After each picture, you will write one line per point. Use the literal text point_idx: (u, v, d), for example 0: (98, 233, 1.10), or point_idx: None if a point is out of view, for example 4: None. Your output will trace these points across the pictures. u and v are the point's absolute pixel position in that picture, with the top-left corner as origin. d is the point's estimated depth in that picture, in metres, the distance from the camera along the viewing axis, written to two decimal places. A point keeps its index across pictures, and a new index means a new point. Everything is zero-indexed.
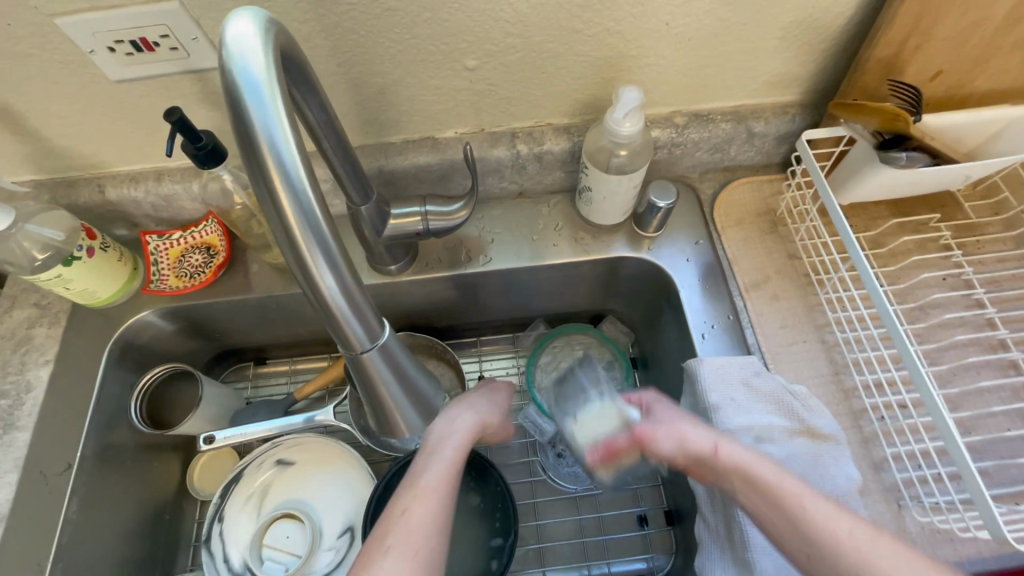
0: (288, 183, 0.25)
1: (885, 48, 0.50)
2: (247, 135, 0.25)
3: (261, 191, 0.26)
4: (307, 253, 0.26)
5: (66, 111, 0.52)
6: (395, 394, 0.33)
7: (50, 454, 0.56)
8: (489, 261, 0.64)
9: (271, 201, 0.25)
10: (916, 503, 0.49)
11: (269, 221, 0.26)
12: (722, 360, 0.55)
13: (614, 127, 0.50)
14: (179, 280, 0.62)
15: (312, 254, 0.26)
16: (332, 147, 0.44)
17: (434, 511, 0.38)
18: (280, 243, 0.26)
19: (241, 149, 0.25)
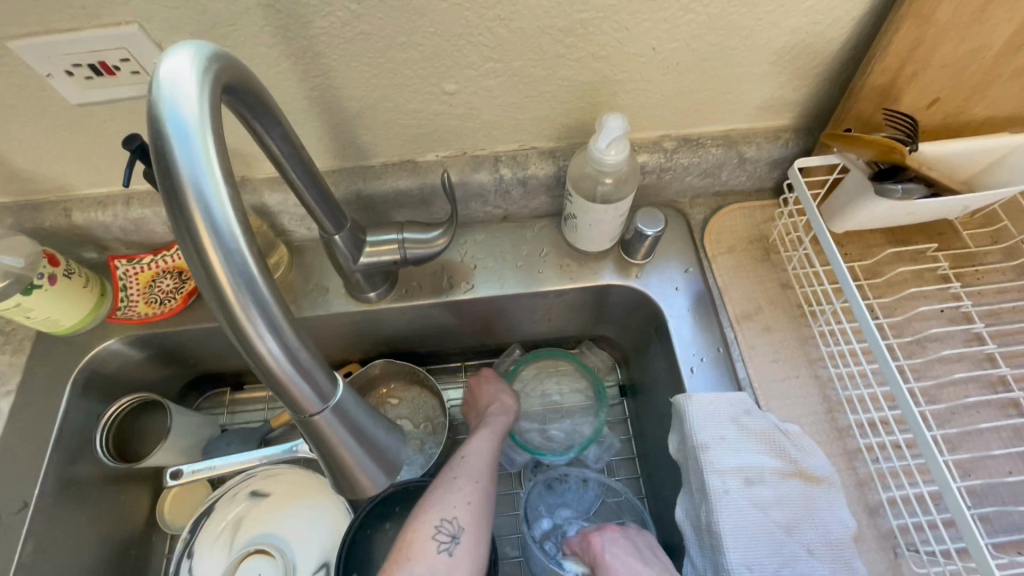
0: (219, 238, 0.23)
1: (880, 75, 0.48)
2: (173, 184, 0.23)
3: (190, 246, 0.23)
4: (242, 315, 0.23)
5: (26, 135, 0.50)
6: (355, 454, 0.31)
7: (7, 491, 0.53)
8: (472, 288, 0.62)
9: (200, 257, 0.23)
10: (913, 551, 0.47)
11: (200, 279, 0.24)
12: (711, 396, 0.52)
13: (598, 156, 0.48)
14: (147, 307, 0.60)
15: (245, 315, 0.24)
16: (299, 178, 0.42)
17: (480, 488, 0.54)
18: (211, 302, 0.24)
19: (168, 201, 0.23)
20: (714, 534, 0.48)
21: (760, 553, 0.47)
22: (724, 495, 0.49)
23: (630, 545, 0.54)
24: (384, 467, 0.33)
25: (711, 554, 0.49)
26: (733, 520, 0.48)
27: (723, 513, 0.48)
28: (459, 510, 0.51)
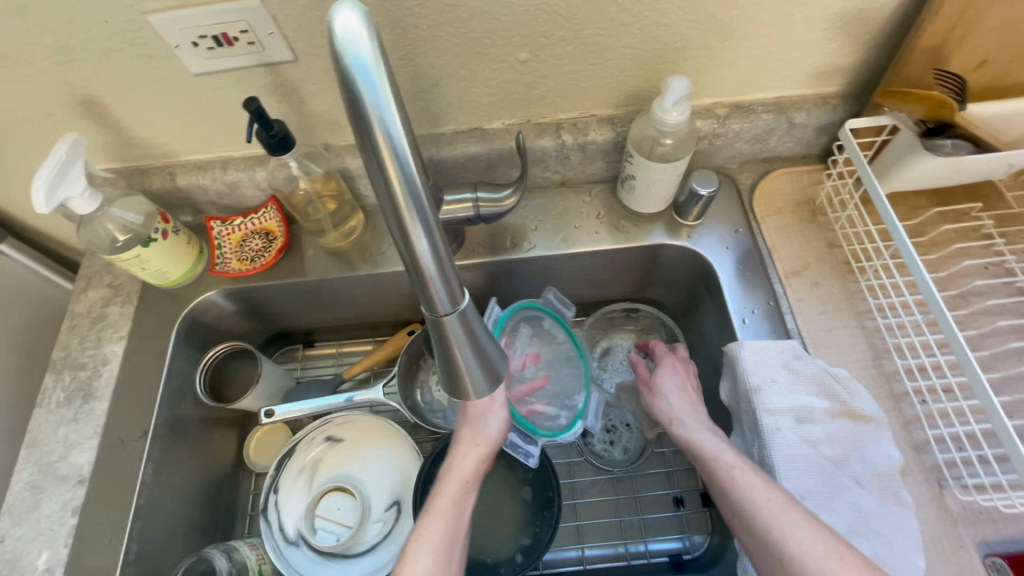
0: (398, 161, 0.30)
1: (930, 38, 0.51)
2: (359, 112, 0.29)
3: (370, 162, 0.30)
4: (410, 223, 0.32)
5: (145, 104, 0.56)
6: (467, 359, 0.39)
7: (128, 422, 0.60)
8: (532, 248, 0.67)
9: (383, 175, 0.30)
10: (959, 482, 0.50)
11: (378, 193, 0.31)
12: (763, 343, 0.56)
13: (662, 115, 0.52)
14: (241, 263, 0.65)
15: (411, 221, 0.32)
16: None
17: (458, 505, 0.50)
18: (384, 211, 0.31)
19: (356, 129, 0.29)
20: (768, 468, 0.52)
21: (811, 484, 0.51)
22: (778, 432, 0.53)
23: (677, 381, 0.61)
24: (487, 373, 0.41)
25: None
26: (785, 455, 0.52)
27: (776, 447, 0.52)
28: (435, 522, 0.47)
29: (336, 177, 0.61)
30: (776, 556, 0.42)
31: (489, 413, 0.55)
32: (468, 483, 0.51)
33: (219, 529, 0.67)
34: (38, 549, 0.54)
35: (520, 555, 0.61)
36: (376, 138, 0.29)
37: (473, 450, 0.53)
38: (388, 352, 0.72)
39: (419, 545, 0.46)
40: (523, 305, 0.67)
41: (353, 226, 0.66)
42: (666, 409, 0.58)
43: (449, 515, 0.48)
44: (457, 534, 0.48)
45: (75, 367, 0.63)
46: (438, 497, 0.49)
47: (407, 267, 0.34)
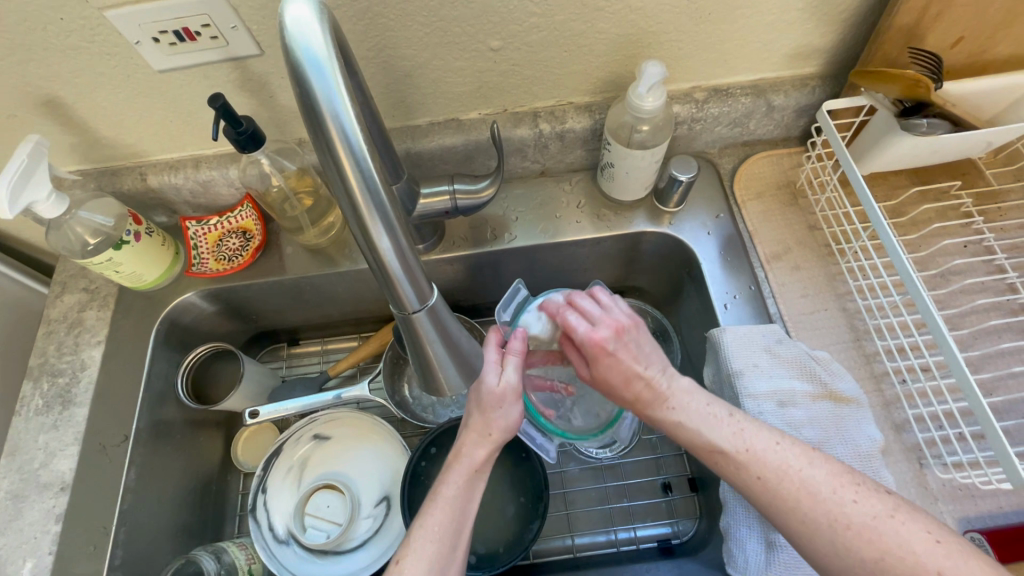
0: (353, 157, 0.30)
1: (906, 16, 0.51)
2: (313, 109, 0.29)
3: (327, 160, 0.30)
4: (369, 218, 0.31)
5: (109, 103, 0.55)
6: (438, 352, 0.39)
7: (110, 428, 0.60)
8: (513, 239, 0.66)
9: (340, 171, 0.30)
10: (938, 461, 0.51)
11: (336, 190, 0.31)
12: (744, 328, 0.56)
13: (637, 102, 0.52)
14: (218, 263, 0.65)
15: (372, 219, 0.31)
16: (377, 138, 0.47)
17: (466, 494, 0.48)
18: (344, 207, 0.31)
19: (311, 126, 0.29)
20: None
21: None
22: (760, 416, 0.53)
23: (630, 350, 0.50)
24: (461, 365, 0.42)
25: None
26: None
27: None
28: (439, 514, 0.46)
29: (311, 173, 0.61)
30: (744, 483, 0.43)
31: (505, 406, 0.51)
32: (477, 472, 0.49)
33: (208, 530, 0.66)
34: (22, 557, 0.54)
35: (474, 557, 0.60)
36: (331, 134, 0.29)
37: (483, 439, 0.50)
38: (374, 347, 0.71)
39: (417, 547, 0.44)
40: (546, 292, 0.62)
41: (331, 222, 0.65)
42: (620, 386, 0.50)
43: (451, 507, 0.47)
44: (462, 524, 0.47)
45: (53, 373, 0.62)
46: (443, 492, 0.48)
47: (372, 265, 0.34)
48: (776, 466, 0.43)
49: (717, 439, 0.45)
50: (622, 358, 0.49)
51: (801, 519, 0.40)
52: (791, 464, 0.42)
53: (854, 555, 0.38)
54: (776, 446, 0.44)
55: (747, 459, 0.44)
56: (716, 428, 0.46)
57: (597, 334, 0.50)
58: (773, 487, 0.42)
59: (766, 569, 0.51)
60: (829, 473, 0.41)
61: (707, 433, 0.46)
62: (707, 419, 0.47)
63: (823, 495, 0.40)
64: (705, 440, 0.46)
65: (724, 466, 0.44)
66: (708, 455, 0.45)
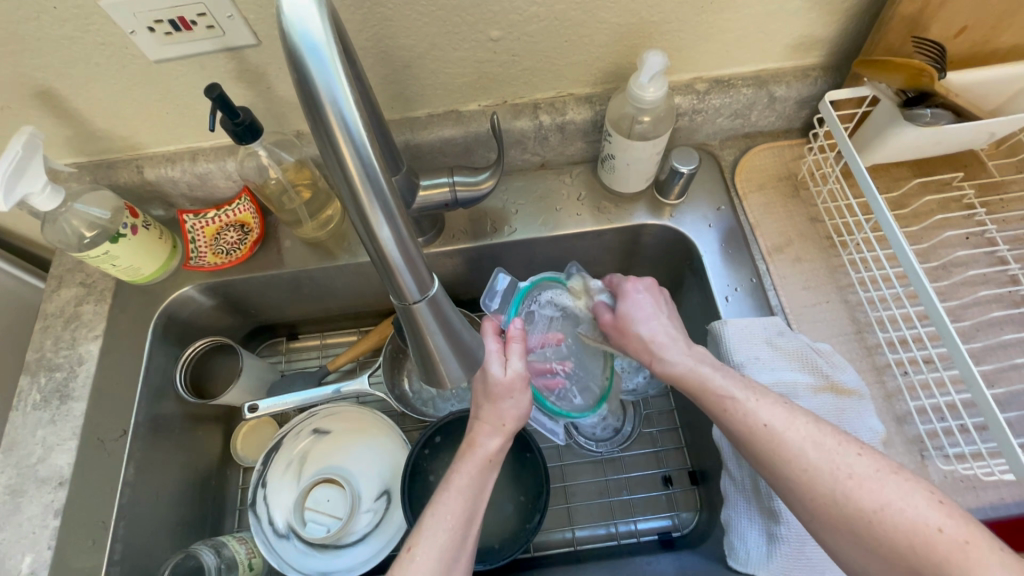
0: (353, 144, 0.29)
1: (909, 5, 0.50)
2: (312, 96, 0.28)
3: (326, 146, 0.30)
4: (368, 206, 0.31)
5: (104, 95, 0.54)
6: (439, 343, 0.39)
7: (108, 423, 0.60)
8: (513, 232, 0.66)
9: (338, 158, 0.29)
10: (940, 453, 0.50)
11: (335, 177, 0.31)
12: (746, 321, 0.56)
13: (638, 92, 0.51)
14: (216, 257, 0.64)
15: (372, 208, 0.31)
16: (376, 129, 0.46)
17: (478, 484, 0.48)
18: (344, 196, 0.31)
19: (309, 112, 0.29)
20: None
21: None
22: None
23: (652, 299, 0.57)
24: (461, 358, 0.41)
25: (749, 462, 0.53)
26: None
27: None
28: (450, 502, 0.46)
29: (309, 165, 0.60)
30: (750, 434, 0.44)
31: (512, 395, 0.52)
32: (491, 462, 0.50)
33: (208, 525, 0.66)
34: (20, 552, 0.54)
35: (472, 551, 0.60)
36: (330, 122, 0.29)
37: (495, 429, 0.51)
38: (373, 342, 0.70)
39: (428, 534, 0.45)
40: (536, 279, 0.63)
41: (330, 215, 0.65)
42: (637, 326, 0.55)
43: (462, 496, 0.47)
44: (474, 512, 0.47)
45: (50, 368, 0.61)
46: (455, 480, 0.48)
47: (371, 254, 0.34)
48: (783, 418, 0.44)
49: (726, 390, 0.47)
50: (647, 301, 0.57)
51: (803, 465, 0.41)
52: (798, 419, 0.44)
53: (854, 504, 0.39)
54: (780, 402, 0.46)
55: (755, 408, 0.45)
56: (724, 381, 0.48)
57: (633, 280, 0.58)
58: (776, 437, 0.43)
59: (767, 561, 0.51)
60: (832, 431, 0.43)
61: (716, 383, 0.48)
62: (717, 368, 0.49)
63: (828, 445, 0.42)
64: (713, 389, 0.48)
65: (731, 411, 0.46)
66: (715, 401, 0.47)
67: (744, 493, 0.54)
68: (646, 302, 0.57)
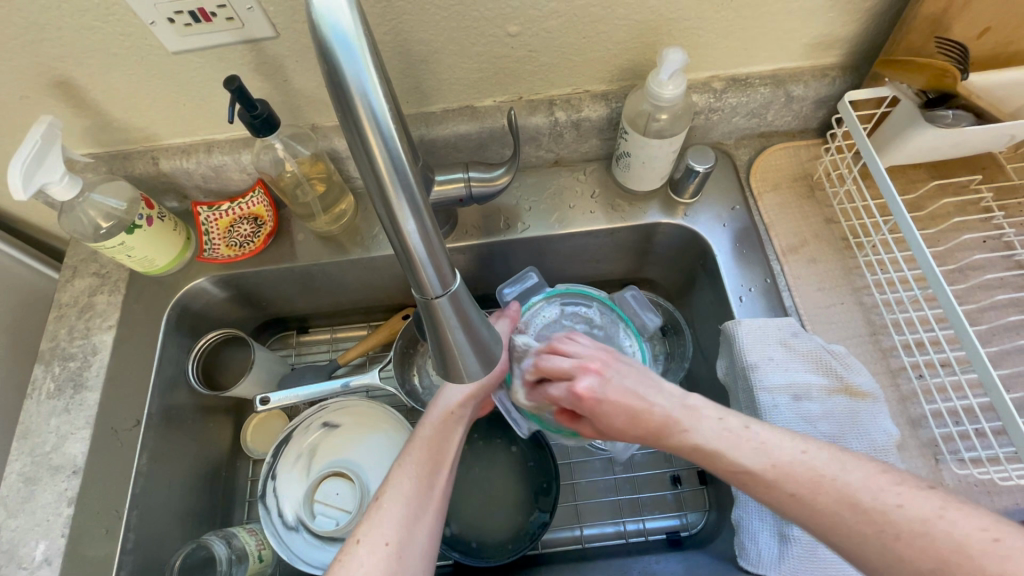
0: (382, 137, 0.29)
1: (933, 5, 0.50)
2: (341, 88, 0.28)
3: (355, 140, 0.30)
4: (396, 201, 0.31)
5: (121, 85, 0.54)
6: (459, 340, 0.39)
7: (121, 413, 0.60)
8: (526, 228, 0.66)
9: (368, 150, 0.29)
10: (955, 456, 0.50)
11: (363, 172, 0.31)
12: (760, 321, 0.56)
13: (657, 89, 0.51)
14: (230, 249, 0.65)
15: (398, 200, 0.31)
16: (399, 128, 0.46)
17: (439, 440, 0.51)
18: (370, 189, 0.31)
19: (338, 105, 0.29)
20: None
21: None
22: (774, 409, 0.53)
23: (621, 381, 0.47)
24: (480, 351, 0.41)
25: None
26: None
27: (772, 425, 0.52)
28: (411, 457, 0.49)
29: (324, 159, 0.60)
30: (782, 502, 0.39)
31: None
32: (453, 418, 0.52)
33: (217, 517, 0.67)
34: (34, 540, 0.54)
35: (477, 542, 0.62)
36: (359, 114, 0.29)
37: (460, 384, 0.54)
38: (384, 336, 0.71)
39: (394, 488, 0.47)
40: (570, 290, 0.64)
41: (342, 210, 0.65)
42: (627, 416, 0.46)
43: (423, 451, 0.50)
44: (437, 470, 0.50)
45: (64, 357, 0.62)
46: (418, 435, 0.51)
47: (395, 249, 0.34)
48: (808, 479, 0.39)
49: (751, 453, 0.41)
50: (614, 400, 0.46)
51: (845, 535, 0.37)
52: (826, 465, 0.39)
53: (911, 570, 0.34)
54: (805, 453, 0.40)
55: (775, 473, 0.40)
56: (746, 436, 0.42)
57: (583, 372, 0.49)
58: (808, 501, 0.38)
59: (779, 561, 0.51)
60: (866, 478, 0.38)
61: (727, 450, 0.42)
62: (725, 433, 0.43)
63: (864, 505, 0.36)
64: (725, 453, 0.42)
65: (751, 482, 0.41)
66: (732, 474, 0.41)
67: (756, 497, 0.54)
68: (616, 399, 0.46)
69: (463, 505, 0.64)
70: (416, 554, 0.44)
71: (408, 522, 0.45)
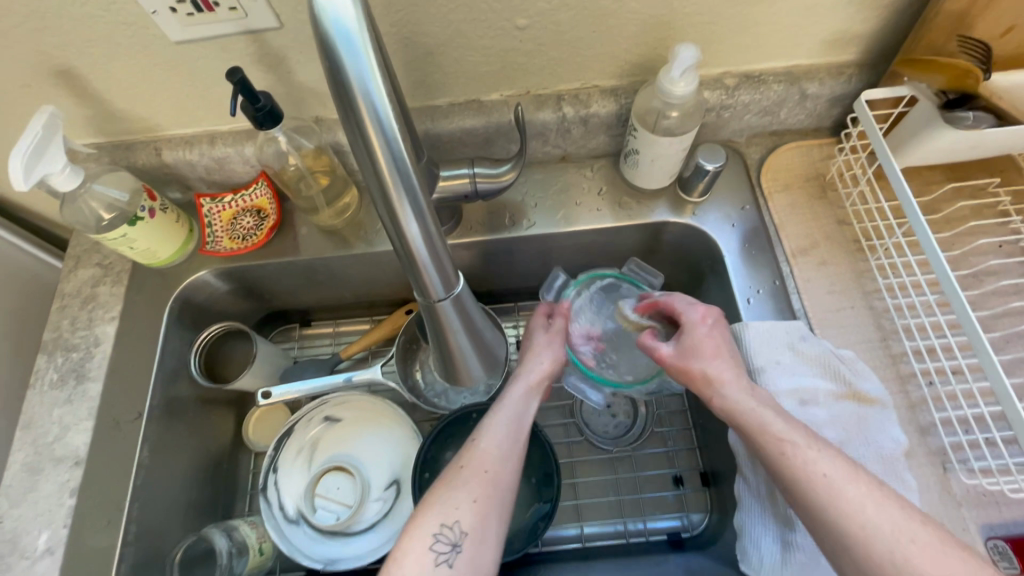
0: (385, 143, 0.29)
1: (954, 2, 0.48)
2: (343, 86, 0.27)
3: (357, 142, 0.29)
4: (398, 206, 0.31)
5: (122, 75, 0.53)
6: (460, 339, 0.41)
7: (123, 404, 0.60)
8: (532, 225, 0.65)
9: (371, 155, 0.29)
10: (964, 466, 0.49)
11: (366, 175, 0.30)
12: (767, 324, 0.55)
13: (669, 87, 0.50)
14: (232, 242, 0.64)
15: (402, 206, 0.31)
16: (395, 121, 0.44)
17: (519, 409, 0.52)
18: (369, 185, 0.30)
19: (339, 103, 0.28)
20: None
21: None
22: None
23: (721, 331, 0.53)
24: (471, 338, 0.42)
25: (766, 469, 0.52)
26: None
27: None
28: (497, 421, 0.51)
29: (328, 152, 0.59)
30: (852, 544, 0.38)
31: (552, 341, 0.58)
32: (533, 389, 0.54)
33: (219, 508, 0.67)
34: (37, 528, 0.54)
35: None
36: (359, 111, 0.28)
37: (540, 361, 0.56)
38: (386, 331, 0.71)
39: (480, 448, 0.48)
40: (592, 276, 0.66)
41: (347, 203, 0.64)
42: (724, 358, 0.50)
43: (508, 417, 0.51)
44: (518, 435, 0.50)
45: (67, 347, 0.62)
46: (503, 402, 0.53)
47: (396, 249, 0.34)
48: (896, 533, 0.37)
49: (843, 497, 0.39)
50: (717, 340, 0.52)
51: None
52: (911, 535, 0.37)
53: None
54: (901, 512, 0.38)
55: (856, 509, 0.39)
56: (836, 474, 0.41)
57: (700, 313, 0.54)
58: (876, 545, 0.37)
59: (781, 567, 0.50)
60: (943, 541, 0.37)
61: (824, 471, 0.41)
62: (822, 449, 0.42)
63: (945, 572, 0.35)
64: (818, 480, 0.40)
65: (832, 510, 0.39)
66: (809, 494, 0.40)
67: (760, 500, 0.53)
68: (723, 340, 0.52)
69: None
70: (493, 512, 0.46)
71: (491, 479, 0.47)
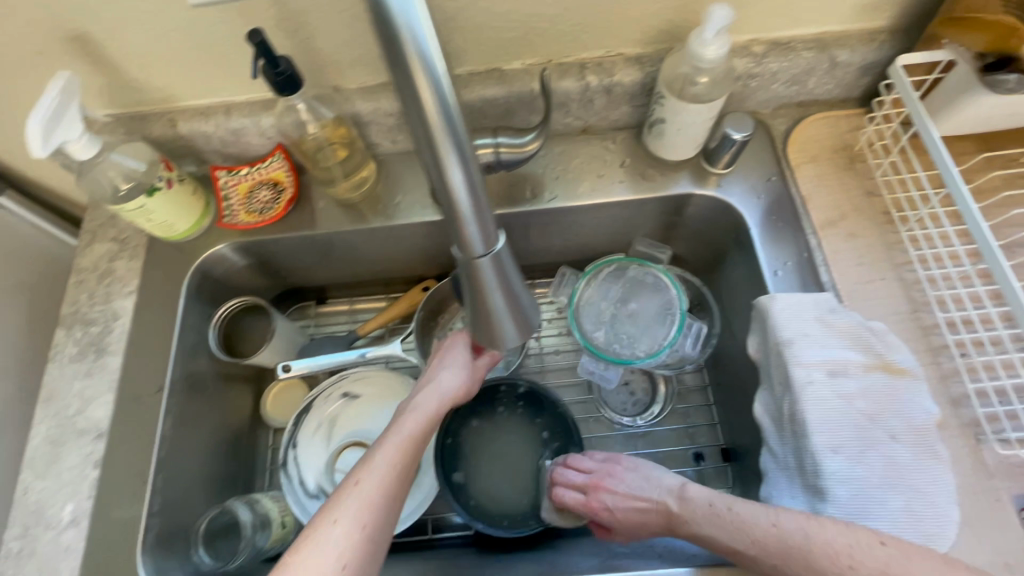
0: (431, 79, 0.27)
1: None
2: (388, 20, 0.26)
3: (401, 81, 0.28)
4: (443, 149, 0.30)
5: (137, 42, 0.52)
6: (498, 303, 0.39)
7: (144, 378, 0.60)
8: (552, 199, 0.64)
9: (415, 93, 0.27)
10: (998, 437, 0.49)
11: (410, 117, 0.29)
12: (796, 296, 0.54)
13: (699, 49, 0.48)
14: (249, 216, 0.63)
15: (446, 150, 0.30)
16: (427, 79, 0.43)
17: (418, 431, 0.48)
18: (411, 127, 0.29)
19: (382, 39, 0.27)
20: (799, 423, 0.51)
21: (844, 437, 0.49)
22: (809, 385, 0.51)
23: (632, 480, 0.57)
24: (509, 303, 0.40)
25: (793, 441, 0.51)
26: (819, 408, 0.50)
27: (808, 402, 0.51)
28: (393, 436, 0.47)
29: (347, 122, 0.58)
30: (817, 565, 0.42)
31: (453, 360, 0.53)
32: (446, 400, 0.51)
33: (239, 483, 0.67)
34: (62, 500, 0.54)
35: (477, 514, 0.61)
36: (406, 50, 0.27)
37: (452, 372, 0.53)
38: (405, 307, 0.70)
39: (373, 465, 0.44)
40: (598, 265, 0.65)
41: (365, 176, 0.63)
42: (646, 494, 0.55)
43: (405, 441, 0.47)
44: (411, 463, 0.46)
45: (85, 322, 0.61)
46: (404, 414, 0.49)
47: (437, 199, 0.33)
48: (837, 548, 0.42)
49: (784, 534, 0.44)
50: (624, 475, 0.58)
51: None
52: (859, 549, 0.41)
53: None
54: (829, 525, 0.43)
55: (793, 533, 0.44)
56: (787, 519, 0.45)
57: (605, 465, 0.59)
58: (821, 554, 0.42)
59: None
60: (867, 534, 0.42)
61: (755, 521, 0.46)
62: (773, 515, 0.46)
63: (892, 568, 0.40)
64: (752, 526, 0.46)
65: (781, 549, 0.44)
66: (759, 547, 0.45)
67: (787, 472, 0.52)
68: (631, 476, 0.57)
69: (479, 476, 0.63)
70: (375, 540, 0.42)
71: (377, 506, 0.42)
